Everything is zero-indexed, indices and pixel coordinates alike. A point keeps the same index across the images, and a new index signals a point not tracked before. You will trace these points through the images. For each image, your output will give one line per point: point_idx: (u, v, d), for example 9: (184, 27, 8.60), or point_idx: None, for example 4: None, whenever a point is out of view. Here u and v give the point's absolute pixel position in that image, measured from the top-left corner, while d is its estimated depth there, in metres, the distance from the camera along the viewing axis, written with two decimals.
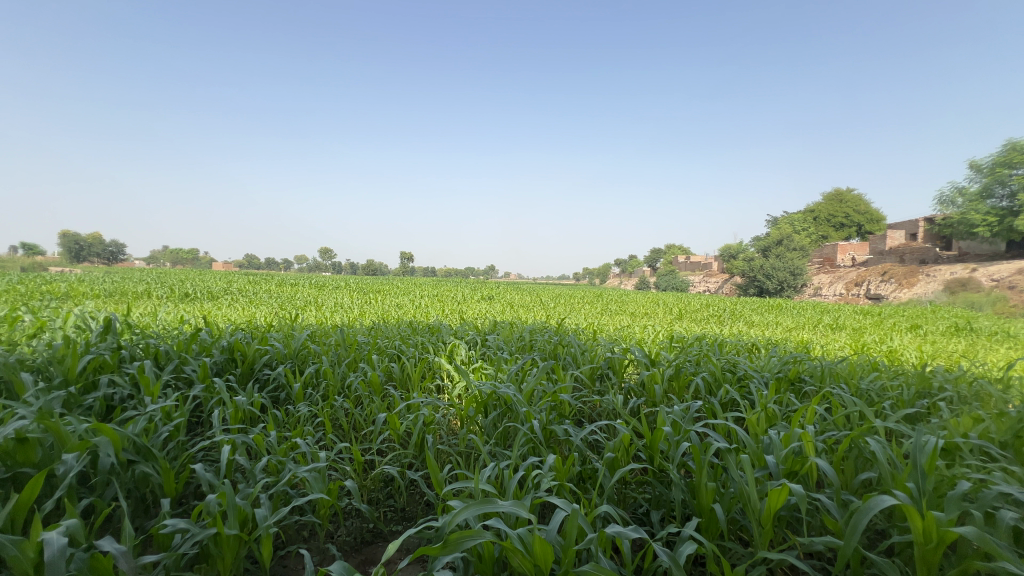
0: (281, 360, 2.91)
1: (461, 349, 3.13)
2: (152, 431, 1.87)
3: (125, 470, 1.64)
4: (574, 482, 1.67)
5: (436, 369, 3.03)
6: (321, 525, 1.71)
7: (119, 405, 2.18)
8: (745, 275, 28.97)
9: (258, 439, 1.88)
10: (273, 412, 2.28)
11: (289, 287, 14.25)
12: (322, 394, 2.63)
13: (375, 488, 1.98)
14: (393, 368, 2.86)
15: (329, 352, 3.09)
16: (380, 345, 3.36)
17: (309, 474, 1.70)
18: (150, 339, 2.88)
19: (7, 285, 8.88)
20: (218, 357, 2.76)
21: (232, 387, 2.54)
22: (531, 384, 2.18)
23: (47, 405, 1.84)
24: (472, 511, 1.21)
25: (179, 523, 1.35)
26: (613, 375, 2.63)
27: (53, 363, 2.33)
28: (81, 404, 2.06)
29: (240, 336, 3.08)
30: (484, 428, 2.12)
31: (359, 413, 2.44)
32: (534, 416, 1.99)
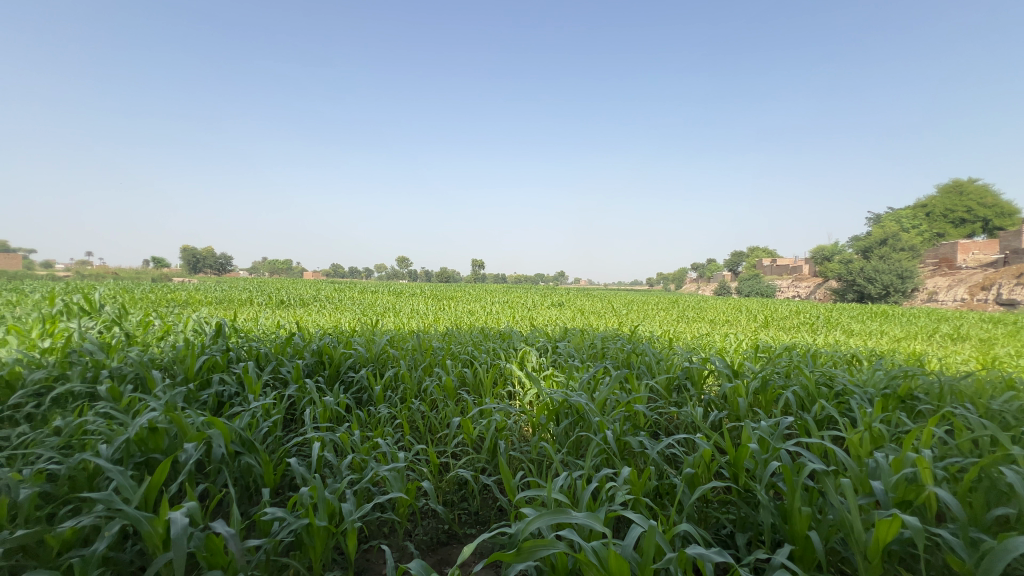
0: (363, 364, 3.10)
1: (532, 355, 3.13)
2: (254, 426, 2.06)
3: (232, 460, 1.83)
4: (651, 497, 1.61)
5: (507, 375, 3.07)
6: (400, 523, 1.78)
7: (228, 401, 2.44)
8: (842, 279, 26.32)
9: (344, 438, 2.01)
10: (357, 412, 2.43)
11: (369, 294, 15.26)
12: (400, 397, 2.76)
13: (450, 490, 2.04)
14: (466, 374, 2.94)
15: (407, 357, 3.24)
16: (454, 350, 3.46)
17: (390, 473, 1.78)
18: (253, 342, 3.21)
19: (142, 293, 10.38)
20: (309, 360, 3.00)
21: (321, 389, 2.75)
22: (603, 393, 2.13)
23: (172, 399, 2.10)
24: (546, 520, 1.21)
25: (277, 512, 1.47)
26: (691, 386, 2.49)
27: (176, 362, 2.66)
28: (198, 399, 2.34)
29: (328, 340, 3.32)
30: (556, 436, 2.10)
31: (434, 416, 2.53)
32: (607, 427, 1.95)
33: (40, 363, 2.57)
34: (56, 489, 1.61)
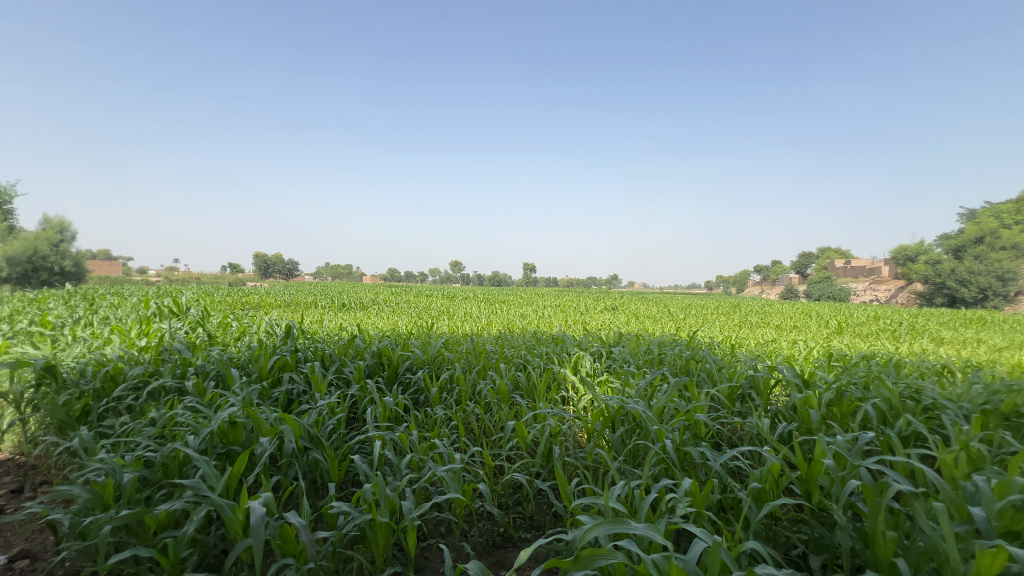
0: (420, 365, 3.20)
1: (586, 360, 3.10)
2: (320, 423, 2.18)
3: (302, 454, 1.95)
4: (714, 511, 1.54)
5: (561, 380, 3.06)
6: (457, 524, 1.82)
7: (297, 399, 2.60)
8: (929, 281, 23.97)
9: (403, 438, 2.08)
10: (414, 412, 2.51)
11: (424, 297, 15.74)
12: (455, 399, 2.82)
13: (505, 493, 2.05)
14: (519, 378, 2.95)
15: (461, 360, 3.31)
16: (507, 354, 3.48)
17: (447, 474, 1.82)
18: (319, 343, 3.40)
19: (221, 296, 11.29)
20: (370, 361, 3.13)
21: (381, 389, 2.86)
22: (661, 401, 2.06)
23: (249, 396, 2.27)
24: (604, 529, 1.19)
25: (343, 506, 1.55)
26: (756, 396, 2.36)
27: (251, 361, 2.87)
28: (271, 396, 2.51)
29: (387, 342, 3.46)
30: (612, 444, 2.06)
31: (489, 419, 2.56)
32: (666, 436, 1.89)
33: (138, 360, 2.87)
34: (153, 474, 1.79)
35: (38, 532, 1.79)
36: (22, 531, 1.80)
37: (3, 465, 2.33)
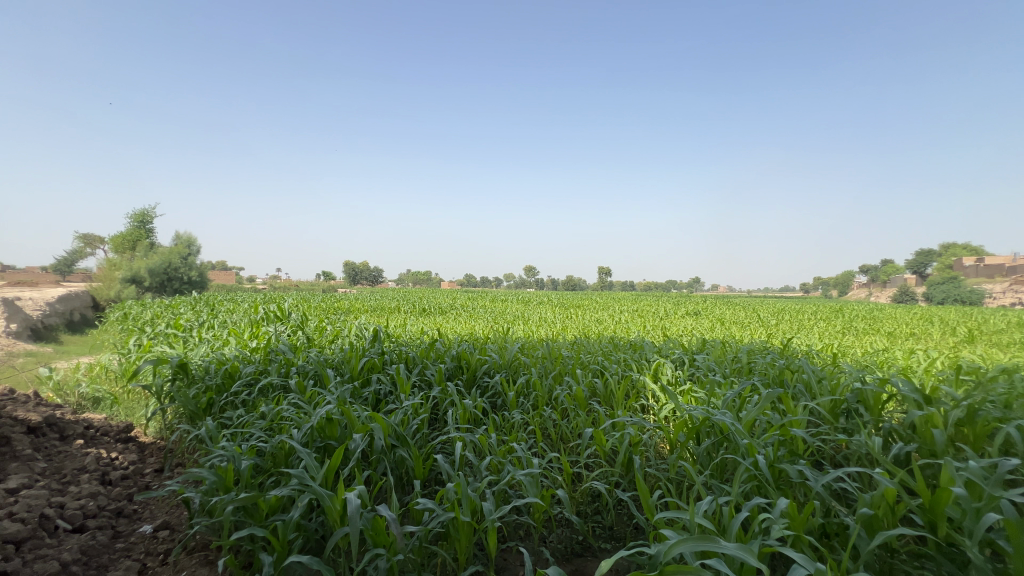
0: (497, 369, 3.27)
1: (667, 368, 2.97)
2: (406, 422, 2.31)
3: (390, 451, 2.08)
4: (815, 537, 1.41)
5: (640, 388, 2.97)
6: (535, 528, 1.83)
7: (384, 398, 2.78)
8: None
9: (482, 440, 2.14)
10: (492, 416, 2.57)
11: (500, 302, 16.02)
12: (532, 404, 2.85)
13: (583, 501, 2.04)
14: (597, 385, 2.91)
15: (538, 365, 3.33)
16: (584, 360, 3.44)
17: (525, 478, 1.85)
18: (403, 347, 3.60)
19: (317, 302, 12.33)
20: (449, 364, 3.26)
21: (461, 391, 2.97)
22: (752, 413, 1.93)
23: (343, 394, 2.47)
24: (689, 545, 1.14)
25: (428, 503, 1.62)
26: (864, 411, 2.12)
27: (344, 362, 3.12)
28: (362, 395, 2.71)
29: (466, 347, 3.58)
30: (697, 457, 1.96)
31: (566, 425, 2.56)
32: (758, 451, 1.76)
33: (251, 359, 3.23)
34: (265, 462, 2.00)
35: (175, 507, 2.07)
36: (163, 505, 2.10)
37: (149, 447, 2.73)
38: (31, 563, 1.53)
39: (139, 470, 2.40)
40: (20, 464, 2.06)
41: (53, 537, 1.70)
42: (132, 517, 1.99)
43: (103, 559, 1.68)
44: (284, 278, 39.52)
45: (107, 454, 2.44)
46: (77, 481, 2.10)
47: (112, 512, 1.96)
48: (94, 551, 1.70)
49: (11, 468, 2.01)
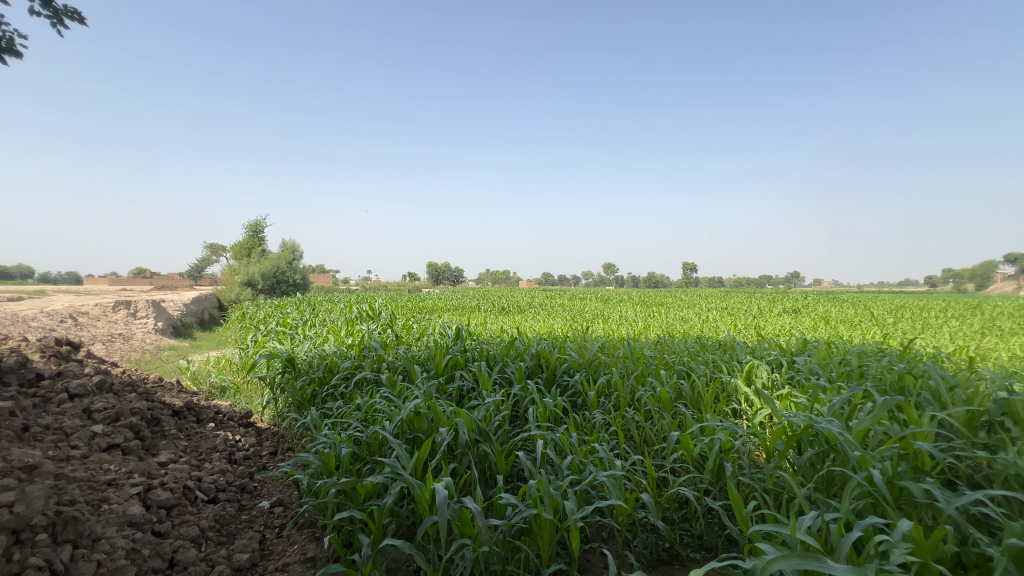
0: (577, 368, 3.24)
1: (763, 370, 2.76)
2: (488, 418, 2.38)
3: (474, 445, 2.15)
4: (948, 566, 1.24)
5: (731, 391, 2.79)
6: (619, 531, 1.80)
7: (467, 394, 2.88)
8: None
9: (563, 439, 2.14)
10: (573, 415, 2.56)
11: (579, 301, 15.86)
12: (614, 404, 2.79)
13: (670, 507, 1.96)
14: (682, 386, 2.79)
15: (618, 364, 3.26)
16: (668, 360, 3.30)
17: (608, 479, 1.82)
18: (484, 344, 3.70)
19: (404, 302, 13.06)
20: (529, 362, 3.30)
21: (541, 389, 2.99)
22: (865, 423, 1.73)
23: (429, 390, 2.60)
24: (791, 562, 1.06)
25: (511, 499, 1.66)
26: (1013, 425, 1.81)
27: (430, 359, 3.28)
28: (447, 391, 2.83)
29: (545, 345, 3.59)
30: (798, 467, 1.80)
31: (649, 427, 2.48)
32: (874, 465, 1.58)
33: (348, 355, 3.50)
34: (361, 450, 2.17)
35: (287, 486, 2.31)
36: (277, 484, 2.35)
37: (265, 432, 3.08)
38: (178, 526, 1.80)
39: (258, 452, 2.71)
40: (167, 441, 2.42)
41: (194, 505, 1.98)
42: (253, 492, 2.25)
43: (231, 528, 1.93)
44: (376, 279, 42.28)
45: (233, 437, 2.78)
46: (210, 458, 2.43)
47: (237, 488, 2.23)
48: (225, 520, 1.95)
49: (161, 444, 2.37)
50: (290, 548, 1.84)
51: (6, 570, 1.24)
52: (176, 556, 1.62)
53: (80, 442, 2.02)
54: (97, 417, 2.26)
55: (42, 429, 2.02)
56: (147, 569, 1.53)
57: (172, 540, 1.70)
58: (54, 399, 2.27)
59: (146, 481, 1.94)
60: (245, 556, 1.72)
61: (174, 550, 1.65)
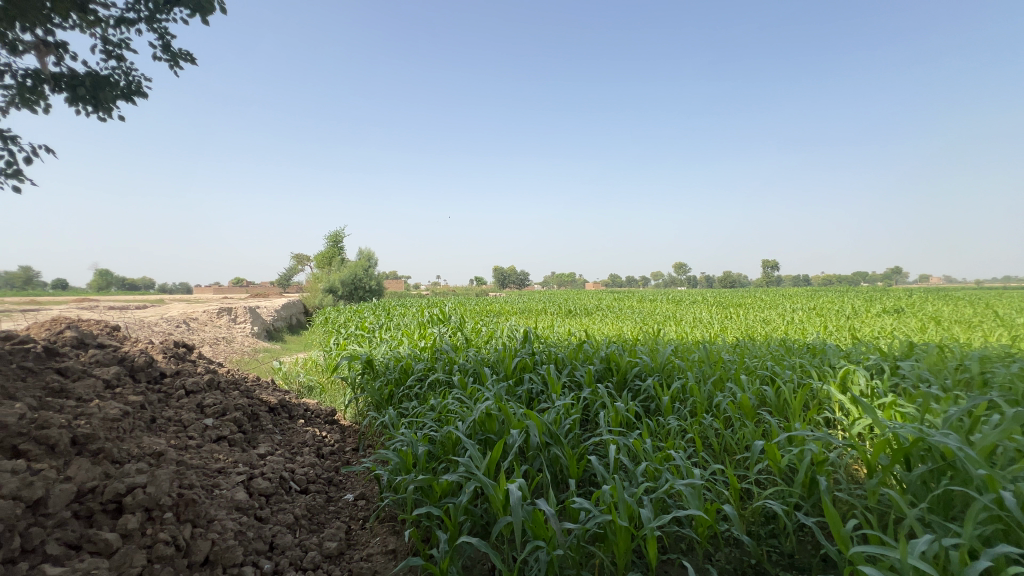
0: (649, 372, 3.14)
1: (860, 377, 2.51)
2: (559, 421, 2.37)
3: (545, 448, 2.15)
4: None
5: (823, 399, 2.56)
6: (699, 544, 1.72)
7: (537, 397, 2.89)
8: None
9: (637, 445, 2.08)
10: (646, 420, 2.49)
11: (648, 303, 15.34)
12: (690, 410, 2.67)
13: (755, 521, 1.84)
14: (766, 393, 2.61)
15: (694, 369, 3.11)
16: (749, 365, 3.10)
17: (686, 488, 1.74)
18: (551, 347, 3.70)
19: (473, 306, 13.34)
20: (599, 365, 3.24)
21: (611, 393, 2.93)
22: (991, 438, 1.52)
23: (499, 392, 2.64)
24: None
25: (584, 503, 1.64)
26: None
27: (499, 361, 3.33)
28: (517, 393, 2.86)
29: (615, 348, 3.51)
30: (908, 485, 1.62)
31: (730, 435, 2.34)
32: (1004, 486, 1.38)
33: (421, 357, 3.65)
34: (436, 449, 2.25)
35: (369, 481, 2.46)
36: (360, 478, 2.51)
37: (348, 429, 3.28)
38: (276, 513, 1.97)
39: (342, 448, 2.90)
40: (265, 435, 2.67)
41: (289, 494, 2.16)
42: (339, 485, 2.42)
43: (321, 517, 2.08)
44: (445, 284, 43.62)
45: (320, 433, 3.00)
46: (301, 452, 2.64)
47: (325, 480, 2.41)
48: (315, 510, 2.11)
49: (260, 437, 2.61)
50: (373, 540, 1.95)
51: (141, 543, 1.43)
52: (275, 540, 1.78)
53: (196, 433, 2.28)
54: (208, 411, 2.54)
55: (165, 421, 2.30)
56: (252, 550, 1.69)
57: (272, 525, 1.87)
58: (174, 394, 2.59)
59: (249, 471, 2.14)
60: (334, 544, 1.85)
61: (274, 534, 1.82)
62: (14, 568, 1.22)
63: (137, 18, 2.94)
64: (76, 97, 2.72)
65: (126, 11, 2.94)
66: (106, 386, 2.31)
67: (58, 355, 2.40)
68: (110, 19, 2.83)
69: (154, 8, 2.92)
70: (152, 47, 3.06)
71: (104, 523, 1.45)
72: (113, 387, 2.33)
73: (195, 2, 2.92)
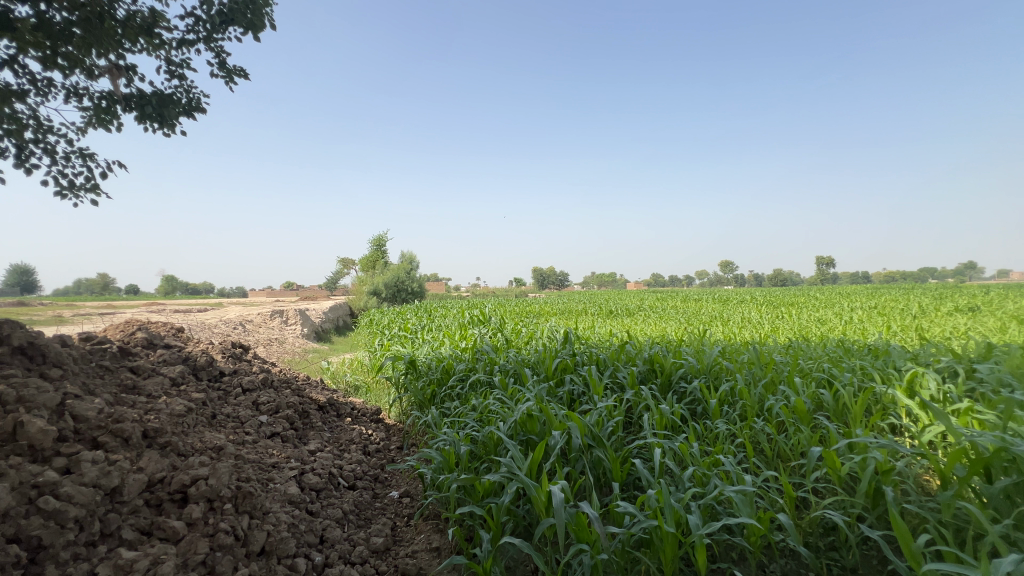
0: (694, 374, 3.03)
1: (931, 380, 2.32)
2: (601, 423, 2.33)
3: (587, 450, 2.12)
4: None
5: (887, 404, 2.39)
6: (753, 554, 1.63)
7: (578, 399, 2.85)
8: None
9: (683, 449, 2.01)
10: (692, 424, 2.40)
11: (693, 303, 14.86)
12: (739, 414, 2.56)
13: (813, 532, 1.73)
14: (823, 396, 2.46)
15: (743, 370, 2.98)
16: (803, 367, 2.94)
17: (736, 495, 1.66)
18: (592, 348, 3.65)
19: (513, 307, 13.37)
20: (641, 367, 3.17)
21: (655, 395, 2.85)
22: None
23: (540, 393, 2.63)
24: None
25: (629, 507, 1.60)
26: None
27: (539, 363, 3.31)
28: (558, 395, 2.84)
29: (658, 349, 3.42)
30: (988, 500, 1.48)
31: (784, 441, 2.22)
32: None
33: (462, 358, 3.69)
34: (478, 449, 2.26)
35: (413, 479, 2.51)
36: (404, 475, 2.56)
37: (393, 427, 3.37)
38: (326, 507, 2.05)
39: (387, 445, 2.98)
40: (315, 432, 2.77)
41: (338, 490, 2.24)
42: (384, 483, 2.48)
43: (368, 513, 2.14)
44: (485, 286, 44.00)
45: (366, 431, 3.09)
46: (349, 449, 2.73)
47: (371, 477, 2.48)
48: (363, 505, 2.18)
49: (310, 434, 2.72)
50: (417, 537, 1.99)
51: (204, 532, 1.52)
52: (325, 534, 1.84)
53: (252, 429, 2.41)
54: (263, 408, 2.67)
55: (225, 416, 2.44)
56: (304, 542, 1.76)
57: (322, 519, 1.94)
58: (232, 392, 2.74)
59: (301, 466, 2.23)
60: (380, 540, 1.90)
61: (324, 528, 1.88)
62: (95, 551, 1.33)
63: (196, 39, 3.14)
64: (144, 115, 2.93)
65: (186, 33, 3.15)
66: (172, 383, 2.47)
67: (131, 355, 2.59)
68: (173, 41, 3.03)
69: (212, 29, 3.11)
70: (210, 65, 3.26)
71: (171, 512, 1.55)
72: (178, 384, 2.49)
73: (247, 21, 3.09)
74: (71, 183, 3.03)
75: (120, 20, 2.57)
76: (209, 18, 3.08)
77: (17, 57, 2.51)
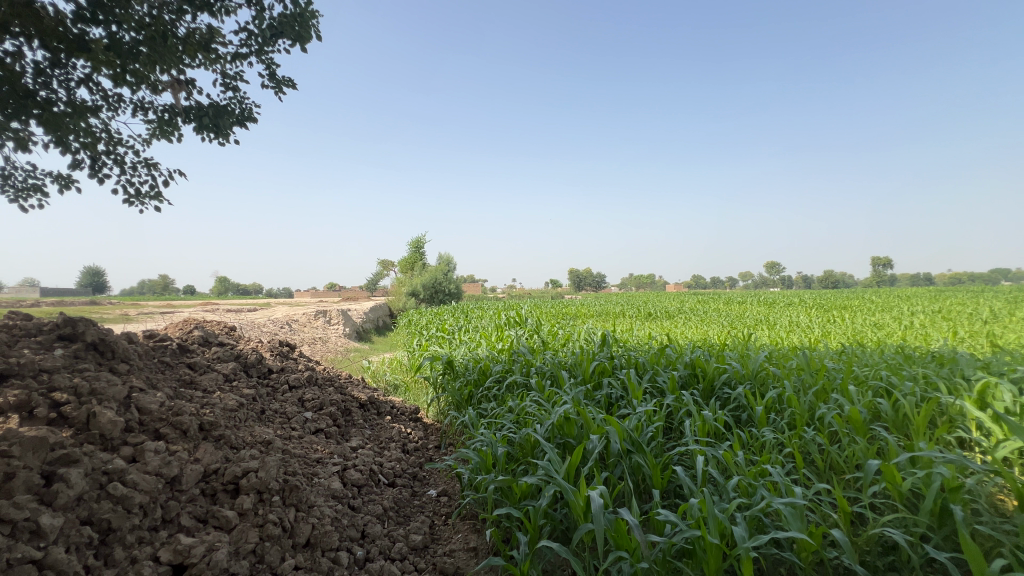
0: (739, 380, 2.92)
1: (1005, 392, 2.13)
2: (641, 428, 2.27)
3: (626, 456, 2.08)
4: None
5: (954, 416, 2.21)
6: (804, 570, 1.55)
7: (616, 403, 2.80)
8: None
9: (727, 457, 1.93)
10: (737, 431, 2.31)
11: (736, 305, 14.31)
12: (788, 422, 2.45)
13: (871, 551, 1.62)
14: (880, 405, 2.32)
15: (792, 377, 2.84)
16: (858, 374, 2.77)
17: (786, 508, 1.58)
18: (630, 351, 3.58)
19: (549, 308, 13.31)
20: (682, 371, 3.07)
21: (697, 401, 2.77)
22: None
23: (577, 396, 2.60)
24: None
25: (670, 516, 1.55)
26: None
27: (576, 365, 3.28)
28: (595, 398, 2.80)
29: (700, 353, 3.32)
30: None
31: (838, 452, 2.10)
32: None
33: (499, 359, 3.70)
34: (516, 451, 2.26)
35: (451, 479, 2.54)
36: (442, 475, 2.59)
37: (431, 427, 3.41)
38: (367, 503, 2.10)
39: (425, 444, 3.02)
40: (356, 429, 2.85)
41: (378, 486, 2.29)
42: (423, 481, 2.52)
43: (407, 510, 2.18)
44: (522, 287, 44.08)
45: (405, 429, 3.15)
46: (389, 447, 2.79)
47: (410, 475, 2.52)
48: (402, 503, 2.22)
49: (352, 431, 2.81)
50: (455, 536, 2.01)
51: (254, 522, 1.59)
52: (366, 529, 1.88)
53: (298, 425, 2.50)
54: (308, 405, 2.78)
55: (273, 412, 2.55)
56: (346, 537, 1.81)
57: (363, 514, 1.99)
58: (280, 389, 2.85)
59: (344, 462, 2.30)
60: (419, 537, 1.93)
61: (365, 523, 1.93)
62: (157, 535, 1.41)
63: (249, 52, 3.31)
64: (201, 126, 3.11)
65: (240, 47, 3.32)
66: (226, 379, 2.61)
67: (189, 352, 2.74)
68: (228, 55, 3.20)
69: (263, 42, 3.26)
70: (261, 77, 3.42)
71: (225, 501, 1.63)
72: (230, 380, 2.62)
73: (295, 33, 3.22)
74: (137, 191, 3.25)
75: (181, 38, 2.75)
76: (260, 33, 3.23)
77: (92, 75, 2.72)
